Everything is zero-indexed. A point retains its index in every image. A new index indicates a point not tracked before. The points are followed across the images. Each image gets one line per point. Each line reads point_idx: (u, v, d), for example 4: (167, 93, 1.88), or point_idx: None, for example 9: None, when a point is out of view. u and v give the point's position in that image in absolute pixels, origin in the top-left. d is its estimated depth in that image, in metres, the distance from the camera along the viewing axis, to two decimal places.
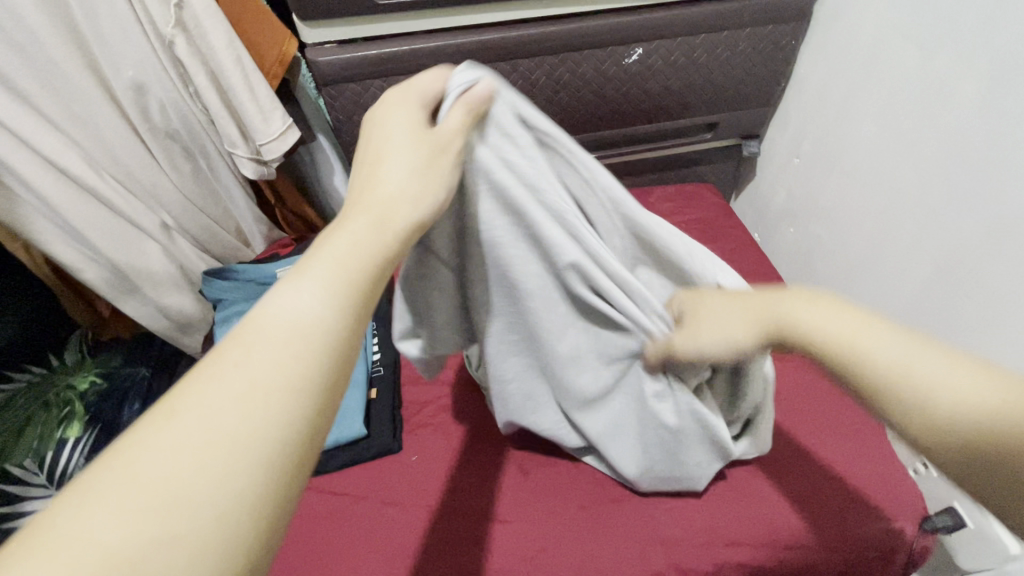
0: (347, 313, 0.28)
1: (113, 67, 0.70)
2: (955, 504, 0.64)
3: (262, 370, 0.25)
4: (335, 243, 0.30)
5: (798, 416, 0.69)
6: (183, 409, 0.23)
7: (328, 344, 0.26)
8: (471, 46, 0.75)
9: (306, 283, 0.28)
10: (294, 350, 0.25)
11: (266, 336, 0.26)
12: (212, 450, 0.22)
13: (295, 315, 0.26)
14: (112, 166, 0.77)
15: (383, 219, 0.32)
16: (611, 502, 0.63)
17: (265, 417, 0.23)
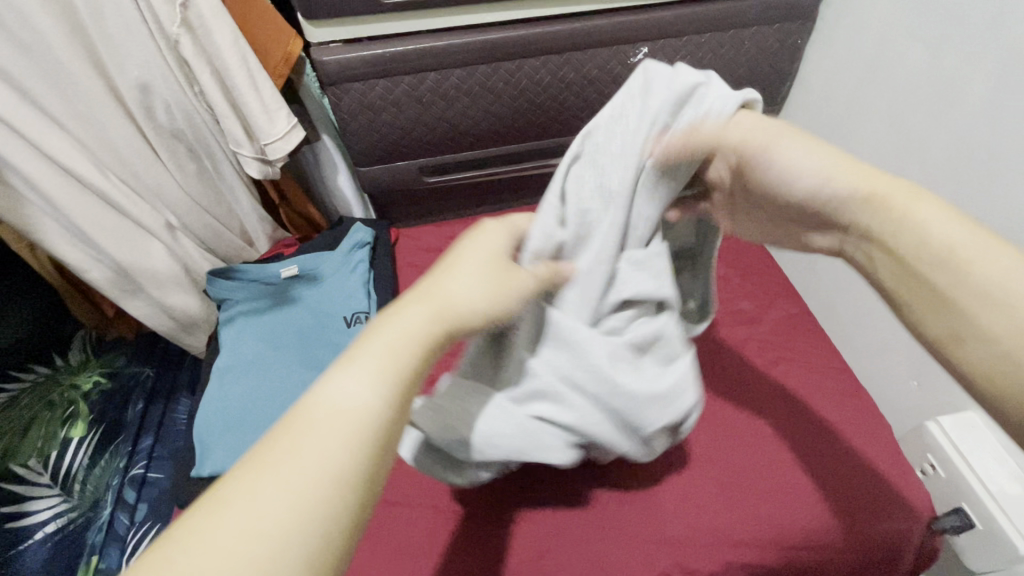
0: (397, 404, 0.32)
1: (119, 67, 0.70)
2: (963, 505, 0.63)
3: (311, 456, 0.29)
4: (387, 337, 0.34)
5: (807, 415, 0.68)
6: (248, 484, 0.28)
7: (367, 436, 0.30)
8: (476, 45, 0.74)
9: (359, 372, 0.32)
10: (344, 440, 0.30)
11: (321, 423, 0.30)
12: (272, 530, 0.27)
13: (348, 404, 0.31)
14: (117, 166, 0.77)
15: (430, 313, 0.36)
16: (616, 502, 0.62)
17: (315, 500, 0.28)
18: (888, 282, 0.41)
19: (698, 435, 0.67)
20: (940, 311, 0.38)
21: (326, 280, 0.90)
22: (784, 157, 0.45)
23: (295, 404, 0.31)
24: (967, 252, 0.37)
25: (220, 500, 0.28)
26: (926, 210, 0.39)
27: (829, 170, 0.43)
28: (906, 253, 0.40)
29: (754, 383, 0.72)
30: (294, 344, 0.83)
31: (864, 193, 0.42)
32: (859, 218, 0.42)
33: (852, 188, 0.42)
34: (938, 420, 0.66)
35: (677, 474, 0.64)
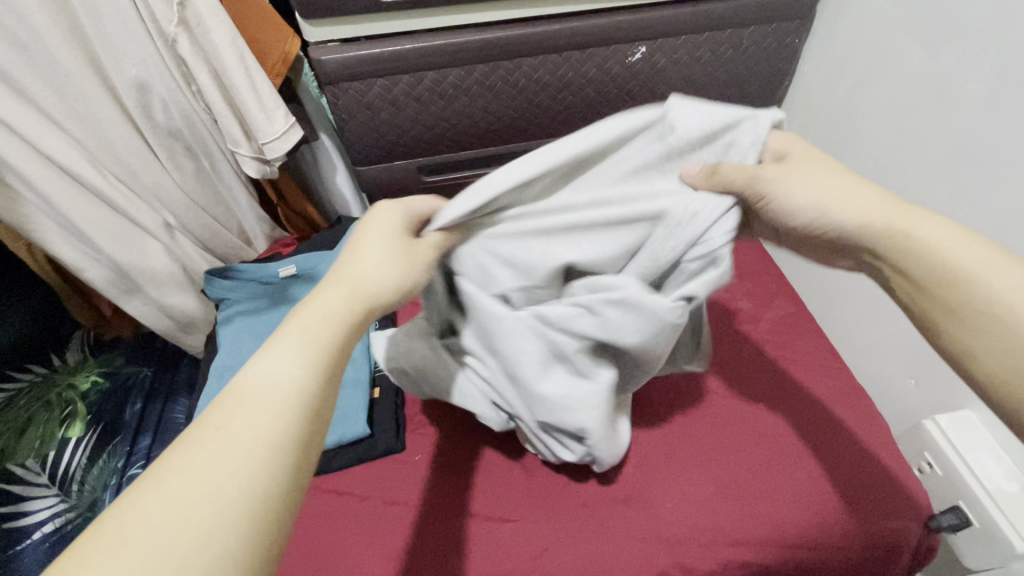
0: (324, 369, 0.34)
1: (116, 65, 0.70)
2: (960, 503, 0.64)
3: (240, 428, 0.30)
4: (305, 318, 0.36)
5: (805, 414, 0.69)
6: (178, 465, 0.28)
7: (296, 402, 0.32)
8: (474, 45, 0.74)
9: (286, 345, 0.34)
10: (274, 402, 0.31)
11: (252, 391, 0.31)
12: (206, 495, 0.27)
13: (276, 372, 0.32)
14: (115, 166, 0.77)
15: (345, 295, 0.38)
16: (614, 502, 0.62)
17: (248, 457, 0.29)
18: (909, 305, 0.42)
19: (697, 435, 0.67)
20: (965, 330, 0.38)
21: (325, 279, 0.90)
22: (793, 202, 0.43)
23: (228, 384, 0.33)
24: (977, 273, 0.38)
25: (158, 477, 0.28)
26: (931, 233, 0.40)
27: (846, 201, 0.42)
28: (921, 277, 0.40)
29: (752, 382, 0.72)
30: None
31: (870, 224, 0.42)
32: (878, 246, 0.42)
33: (867, 214, 0.42)
34: (936, 420, 0.66)
35: (676, 473, 0.64)
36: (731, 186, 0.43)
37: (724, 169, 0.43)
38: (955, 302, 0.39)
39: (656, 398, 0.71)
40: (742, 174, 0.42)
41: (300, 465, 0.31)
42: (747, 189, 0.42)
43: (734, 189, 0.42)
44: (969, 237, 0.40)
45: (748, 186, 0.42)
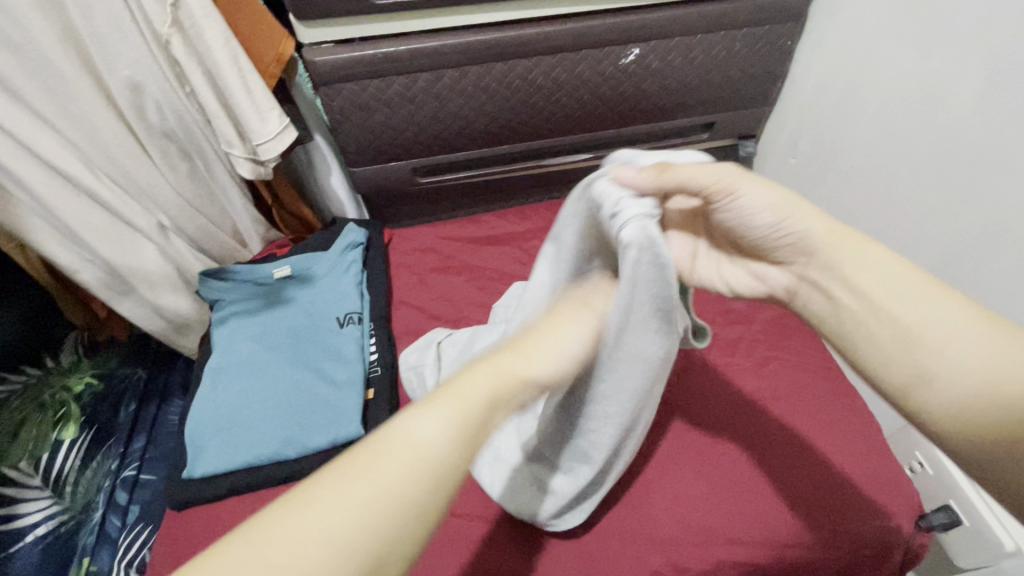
0: (464, 452, 0.34)
1: (110, 67, 0.70)
2: (950, 502, 0.64)
3: (383, 478, 0.31)
4: (463, 387, 0.36)
5: (798, 416, 0.69)
6: (327, 491, 0.31)
7: (435, 471, 0.32)
8: (467, 46, 0.75)
9: (440, 413, 0.34)
10: (414, 479, 0.32)
11: (397, 457, 0.32)
12: (345, 531, 0.29)
13: (427, 442, 0.33)
14: (110, 167, 0.77)
15: (497, 377, 0.38)
16: (608, 501, 0.63)
17: (376, 529, 0.30)
18: (855, 325, 0.44)
19: (688, 434, 0.68)
20: (912, 353, 0.41)
21: (320, 280, 0.90)
22: (752, 198, 0.45)
23: (382, 430, 0.34)
24: (926, 308, 0.41)
25: (295, 512, 0.30)
26: (875, 256, 0.43)
27: (803, 214, 0.45)
28: (877, 300, 0.42)
29: (745, 381, 0.72)
30: (287, 345, 0.82)
31: (827, 237, 0.45)
32: (831, 258, 0.44)
33: (820, 228, 0.45)
34: None
35: (668, 474, 0.65)
36: (687, 181, 0.44)
37: (678, 169, 0.43)
38: (905, 326, 0.41)
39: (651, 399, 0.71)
40: (714, 173, 0.45)
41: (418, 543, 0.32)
42: (715, 187, 0.45)
43: (692, 182, 0.44)
44: (918, 273, 0.43)
45: (710, 179, 0.45)
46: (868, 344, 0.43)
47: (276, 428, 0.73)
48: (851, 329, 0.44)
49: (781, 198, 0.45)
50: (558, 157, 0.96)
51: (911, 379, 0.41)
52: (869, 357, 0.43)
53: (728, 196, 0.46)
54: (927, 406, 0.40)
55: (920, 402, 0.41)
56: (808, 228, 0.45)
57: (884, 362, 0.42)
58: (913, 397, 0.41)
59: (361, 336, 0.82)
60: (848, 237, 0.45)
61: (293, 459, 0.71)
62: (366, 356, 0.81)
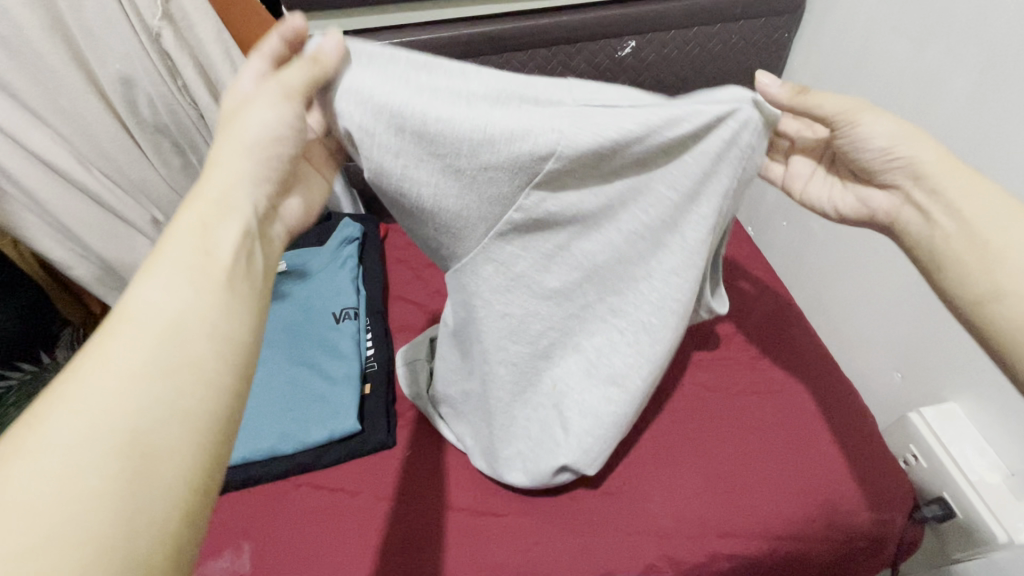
0: (225, 276, 0.30)
1: (100, 60, 0.69)
2: (944, 495, 0.64)
3: (108, 374, 0.24)
4: (179, 236, 0.30)
5: (792, 411, 0.69)
6: (38, 429, 0.23)
7: (179, 320, 0.27)
8: (461, 40, 0.74)
9: (165, 275, 0.28)
10: (160, 337, 0.26)
11: (124, 341, 0.26)
12: (101, 441, 0.23)
13: (153, 311, 0.27)
14: (101, 160, 0.76)
15: (215, 213, 0.32)
16: (600, 495, 0.64)
17: (142, 421, 0.24)
18: (943, 244, 0.42)
19: (680, 424, 0.69)
20: (994, 267, 0.39)
21: (315, 275, 0.89)
22: (873, 126, 0.44)
23: (69, 359, 0.25)
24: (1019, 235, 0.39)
25: None
26: (981, 190, 0.41)
27: (914, 138, 0.43)
28: (971, 221, 0.41)
29: (741, 376, 0.73)
30: (283, 340, 0.81)
31: (935, 167, 0.43)
32: (942, 184, 0.42)
33: (930, 158, 0.43)
34: (921, 412, 0.67)
35: (664, 466, 0.65)
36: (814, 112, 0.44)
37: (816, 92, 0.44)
38: (982, 240, 0.40)
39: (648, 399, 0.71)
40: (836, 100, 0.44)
41: (223, 415, 0.27)
42: (839, 113, 0.44)
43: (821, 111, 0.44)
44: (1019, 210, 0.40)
45: (837, 106, 0.44)
46: (944, 262, 0.42)
47: (272, 423, 0.72)
48: (939, 250, 0.43)
49: (902, 127, 0.44)
50: None
51: (984, 295, 0.40)
52: (951, 272, 0.42)
53: (850, 125, 0.44)
54: (990, 318, 0.39)
55: (984, 316, 0.40)
56: (916, 156, 0.43)
57: (958, 275, 0.41)
58: (979, 311, 0.40)
59: (358, 331, 0.82)
60: (965, 169, 0.43)
61: (289, 455, 0.70)
62: (362, 351, 0.81)
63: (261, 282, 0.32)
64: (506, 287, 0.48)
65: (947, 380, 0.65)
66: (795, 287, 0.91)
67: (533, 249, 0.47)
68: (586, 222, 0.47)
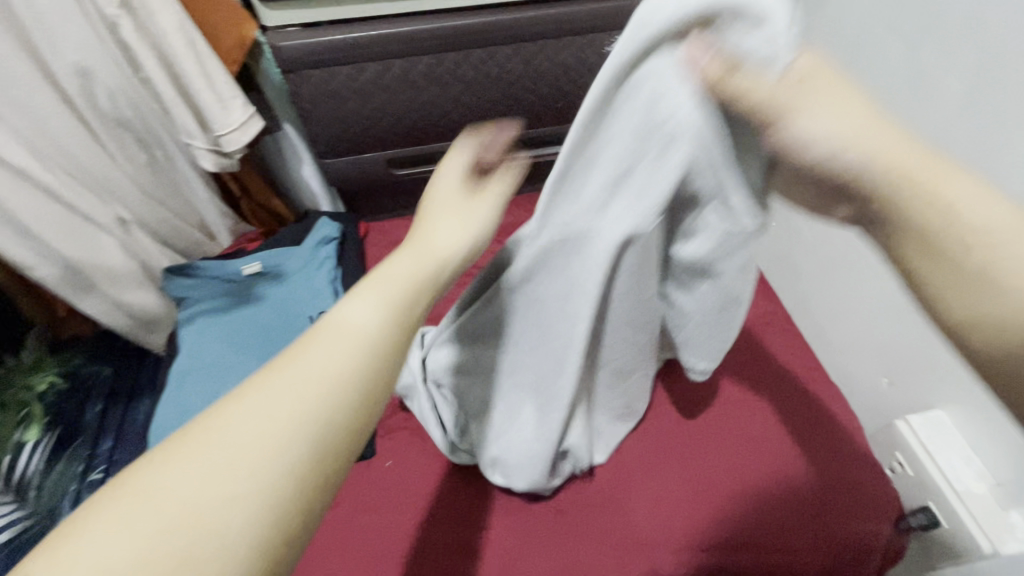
0: (394, 332, 0.29)
1: (54, 50, 0.64)
2: (930, 503, 0.64)
3: (321, 365, 0.27)
4: (388, 272, 0.32)
5: (779, 418, 0.68)
6: (266, 382, 0.26)
7: (371, 349, 0.28)
8: (443, 32, 0.69)
9: (370, 297, 0.30)
10: (356, 351, 0.28)
11: (334, 339, 0.28)
12: (297, 424, 0.25)
13: (362, 327, 0.28)
14: (61, 159, 0.71)
15: (417, 256, 0.34)
16: (586, 506, 0.63)
17: (326, 427, 0.26)
18: (921, 270, 0.31)
19: (667, 431, 0.67)
20: (976, 294, 0.29)
21: (291, 276, 0.86)
22: (816, 127, 0.30)
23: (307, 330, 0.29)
24: (1006, 245, 0.28)
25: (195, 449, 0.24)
26: (956, 190, 0.29)
27: (867, 137, 0.30)
28: (938, 235, 0.29)
29: (729, 384, 0.71)
30: (258, 345, 0.80)
31: (890, 171, 0.30)
32: (893, 191, 0.30)
33: (886, 156, 0.30)
34: (908, 419, 0.67)
35: (651, 474, 0.64)
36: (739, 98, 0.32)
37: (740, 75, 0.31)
38: (969, 280, 0.29)
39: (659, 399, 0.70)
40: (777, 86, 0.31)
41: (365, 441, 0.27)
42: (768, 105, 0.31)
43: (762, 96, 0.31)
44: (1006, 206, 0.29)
45: (771, 96, 0.31)
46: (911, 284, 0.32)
47: None
48: (913, 272, 0.31)
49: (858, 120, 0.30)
50: (536, 149, 0.92)
51: (961, 322, 0.29)
52: (927, 293, 0.31)
53: (782, 128, 0.31)
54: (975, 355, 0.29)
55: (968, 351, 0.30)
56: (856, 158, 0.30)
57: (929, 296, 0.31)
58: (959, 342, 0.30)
59: None
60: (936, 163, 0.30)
61: None
62: None
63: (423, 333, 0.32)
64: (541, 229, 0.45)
65: (937, 390, 0.64)
66: (784, 289, 0.90)
67: (631, 173, 0.39)
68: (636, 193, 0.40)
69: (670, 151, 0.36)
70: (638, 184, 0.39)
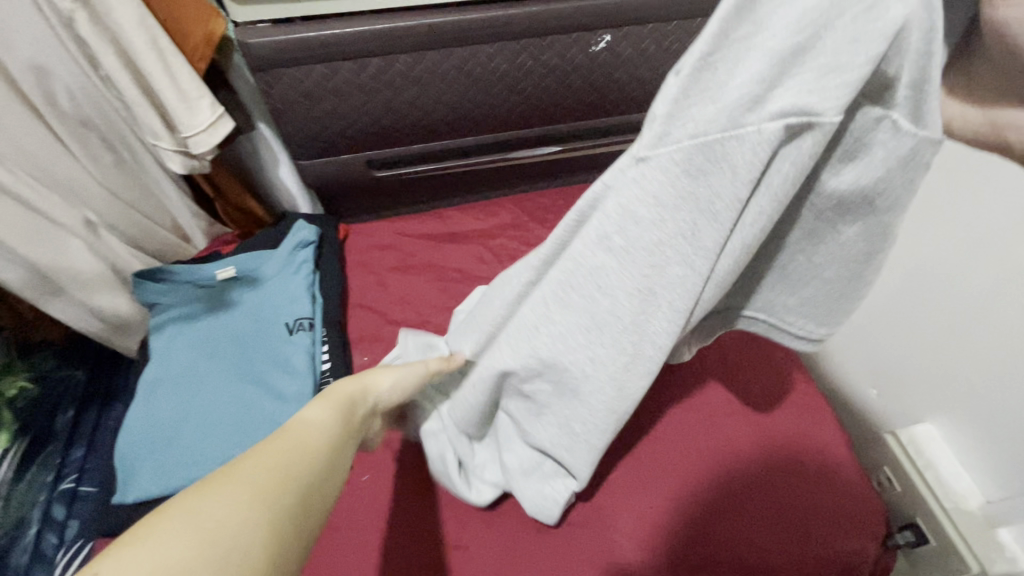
0: (345, 431, 0.41)
1: (6, 45, 0.60)
2: (917, 520, 0.63)
3: (295, 450, 0.36)
4: (343, 384, 0.47)
5: (767, 433, 0.66)
6: (258, 458, 0.34)
7: (324, 441, 0.38)
8: (420, 30, 0.66)
9: (326, 405, 0.43)
10: (320, 442, 0.38)
11: (302, 435, 0.38)
12: (291, 482, 0.33)
13: (320, 425, 0.40)
14: (20, 159, 0.68)
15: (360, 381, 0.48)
16: (568, 524, 0.61)
17: (308, 488, 0.34)
18: None
19: (652, 446, 0.65)
20: None
21: (267, 282, 0.83)
22: None
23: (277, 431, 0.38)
24: None
25: (217, 494, 0.30)
26: None
27: None
28: None
29: (717, 398, 0.69)
30: (231, 354, 0.77)
31: None
32: None
33: None
34: (895, 434, 0.66)
35: (635, 490, 0.62)
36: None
37: None
38: None
39: (658, 412, 0.68)
40: None
41: (323, 507, 0.36)
42: None
43: None
44: None
45: None
46: None
47: (220, 447, 0.70)
48: None
49: None
50: (524, 150, 0.89)
51: None
52: None
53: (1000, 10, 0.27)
54: None
55: None
56: None
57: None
58: None
59: (312, 345, 0.77)
60: None
61: None
62: (318, 366, 0.76)
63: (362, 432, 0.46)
64: (668, 135, 0.35)
65: (926, 402, 0.63)
66: None
67: (815, 44, 0.31)
68: (777, 103, 0.32)
69: (881, 7, 0.30)
70: (823, 59, 0.31)
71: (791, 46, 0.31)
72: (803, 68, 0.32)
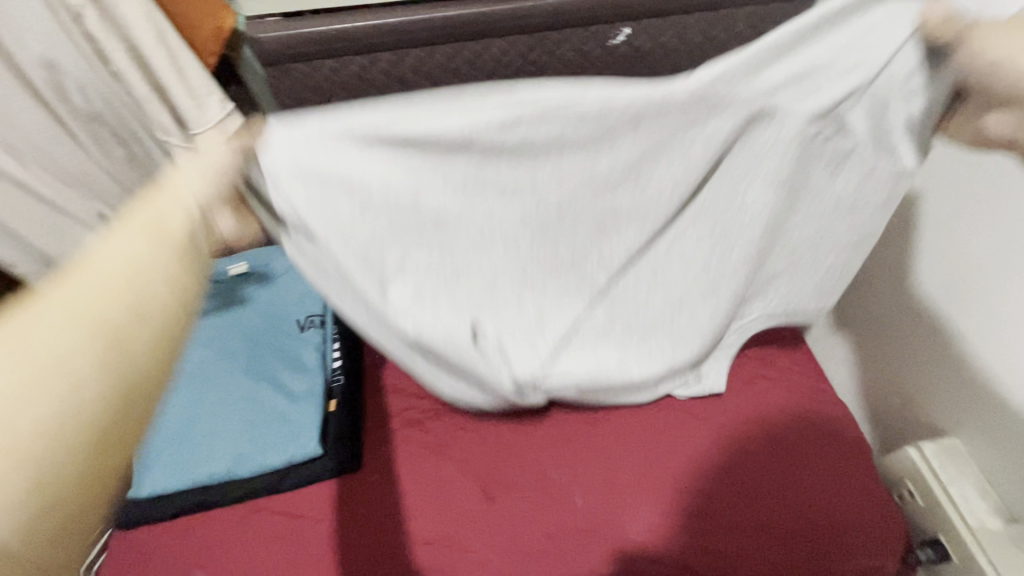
0: (148, 263, 0.32)
1: (17, 40, 0.60)
2: (940, 536, 0.61)
3: (80, 307, 0.28)
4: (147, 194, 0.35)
5: (782, 442, 0.65)
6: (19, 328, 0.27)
7: (127, 283, 0.30)
8: (431, 24, 0.64)
9: (124, 230, 0.32)
10: (120, 294, 0.30)
11: (92, 288, 0.29)
12: (72, 359, 0.27)
13: (114, 260, 0.31)
14: (36, 155, 0.68)
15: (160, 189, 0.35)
16: (576, 531, 0.60)
17: (109, 355, 0.28)
18: None
19: (660, 453, 0.65)
20: None
21: (277, 279, 0.83)
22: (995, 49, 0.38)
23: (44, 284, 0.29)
24: None
25: None
26: None
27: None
28: None
29: (729, 406, 0.68)
30: (242, 352, 0.75)
31: None
32: None
33: None
34: (919, 447, 0.63)
35: (644, 497, 0.62)
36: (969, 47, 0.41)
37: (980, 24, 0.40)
38: None
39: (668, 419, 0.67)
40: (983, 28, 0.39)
41: (142, 367, 0.30)
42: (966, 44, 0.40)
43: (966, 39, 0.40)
44: None
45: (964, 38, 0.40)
46: None
47: (228, 444, 0.68)
48: None
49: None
50: None
51: None
52: None
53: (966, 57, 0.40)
54: None
55: None
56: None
57: None
58: None
59: (323, 342, 0.77)
60: None
61: (246, 479, 0.66)
62: (328, 363, 0.76)
63: (204, 250, 0.36)
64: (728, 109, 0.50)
65: (956, 416, 0.61)
66: None
67: (808, 73, 0.48)
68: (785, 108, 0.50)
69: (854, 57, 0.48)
70: (816, 80, 0.48)
71: (798, 69, 0.48)
72: (815, 79, 0.49)
